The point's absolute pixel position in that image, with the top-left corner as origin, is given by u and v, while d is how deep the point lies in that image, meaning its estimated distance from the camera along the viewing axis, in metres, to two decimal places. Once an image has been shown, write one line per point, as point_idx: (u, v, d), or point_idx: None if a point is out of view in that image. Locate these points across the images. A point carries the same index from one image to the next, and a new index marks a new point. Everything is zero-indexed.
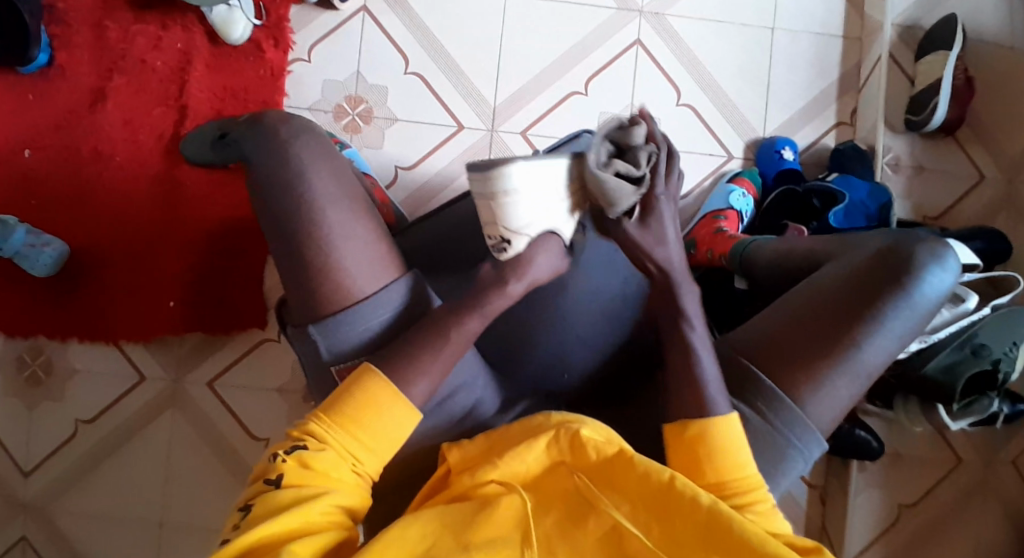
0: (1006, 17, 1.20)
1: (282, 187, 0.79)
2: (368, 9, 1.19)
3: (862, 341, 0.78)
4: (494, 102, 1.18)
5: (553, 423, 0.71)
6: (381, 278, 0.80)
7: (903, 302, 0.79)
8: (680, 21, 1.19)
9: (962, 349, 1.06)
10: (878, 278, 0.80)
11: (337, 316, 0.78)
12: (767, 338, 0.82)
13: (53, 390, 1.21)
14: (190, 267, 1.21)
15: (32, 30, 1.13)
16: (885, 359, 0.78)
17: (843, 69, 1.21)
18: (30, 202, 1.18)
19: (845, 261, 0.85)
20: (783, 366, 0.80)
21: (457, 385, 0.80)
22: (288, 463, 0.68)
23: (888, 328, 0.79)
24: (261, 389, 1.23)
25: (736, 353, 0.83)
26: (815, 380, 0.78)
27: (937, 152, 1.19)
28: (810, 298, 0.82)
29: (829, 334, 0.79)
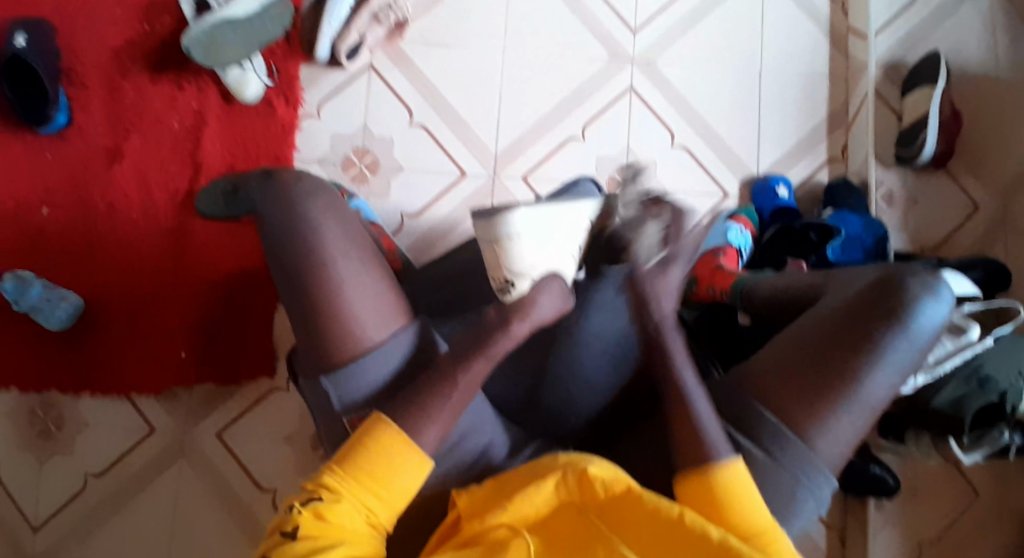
0: (987, 51, 1.24)
1: (288, 226, 0.82)
2: (374, 66, 1.25)
3: (864, 376, 0.80)
4: (495, 148, 1.22)
5: (561, 462, 0.72)
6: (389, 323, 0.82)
7: (901, 335, 0.81)
8: (672, 68, 1.24)
9: (969, 382, 1.05)
10: (875, 312, 0.82)
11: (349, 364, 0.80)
12: (770, 376, 0.83)
13: (64, 444, 1.22)
14: (202, 317, 1.24)
15: (52, 94, 1.20)
16: (888, 393, 0.80)
17: (833, 108, 1.24)
18: (46, 258, 1.22)
19: (837, 295, 0.87)
20: (788, 403, 0.81)
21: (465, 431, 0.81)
22: (303, 515, 0.68)
23: (889, 361, 0.81)
24: (270, 436, 1.24)
25: (738, 390, 0.85)
26: (820, 417, 0.80)
27: (929, 184, 1.22)
28: (809, 335, 0.84)
29: (831, 371, 0.81)
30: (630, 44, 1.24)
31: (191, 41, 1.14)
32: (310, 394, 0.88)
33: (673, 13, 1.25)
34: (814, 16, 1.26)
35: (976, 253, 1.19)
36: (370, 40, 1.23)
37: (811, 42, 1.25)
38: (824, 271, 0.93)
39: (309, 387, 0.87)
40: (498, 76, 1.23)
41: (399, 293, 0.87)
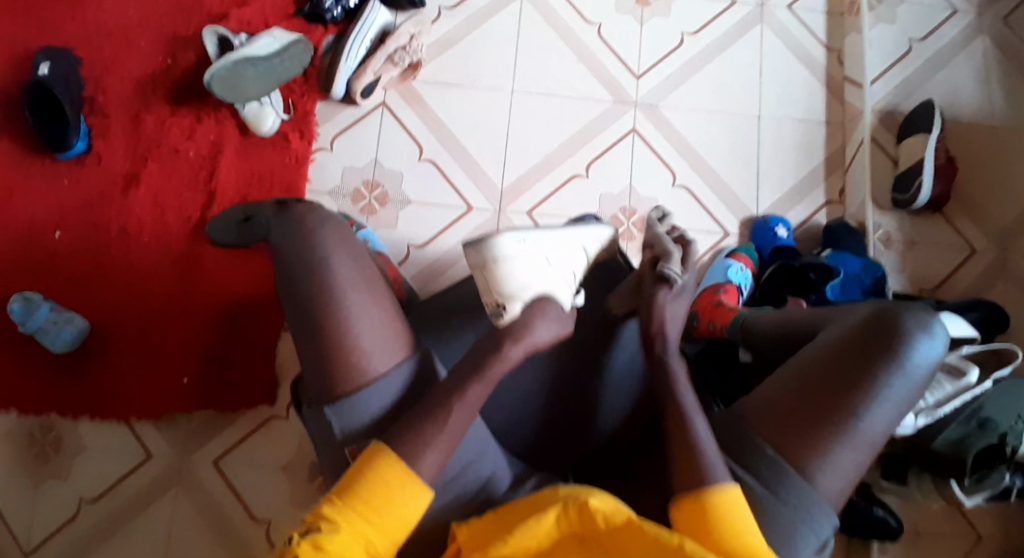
0: (982, 100, 1.28)
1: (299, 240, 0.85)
2: (387, 103, 1.30)
3: (863, 410, 0.80)
4: (501, 184, 1.26)
5: (561, 495, 0.71)
6: (392, 353, 0.86)
7: (897, 371, 0.82)
8: (673, 112, 1.29)
9: (969, 423, 1.06)
10: (872, 346, 0.83)
11: (351, 395, 0.84)
12: (769, 408, 0.84)
13: (60, 468, 1.21)
14: (206, 344, 1.25)
15: (72, 121, 1.24)
16: (887, 428, 0.80)
17: (829, 152, 1.28)
18: (55, 281, 1.24)
19: (833, 331, 0.88)
20: (788, 436, 0.81)
21: (466, 462, 0.82)
22: (302, 546, 0.67)
23: (886, 396, 0.81)
24: (266, 466, 1.22)
25: (739, 423, 0.85)
26: (820, 450, 0.80)
27: (926, 227, 1.24)
28: (807, 368, 0.84)
29: (830, 404, 0.81)
30: (633, 88, 1.30)
31: (213, 76, 1.17)
32: (312, 407, 0.88)
33: (675, 60, 1.31)
34: (810, 65, 1.31)
35: (974, 295, 1.21)
36: (384, 79, 1.28)
37: (807, 89, 1.30)
38: (820, 307, 0.94)
39: (312, 400, 0.88)
40: (506, 115, 1.28)
41: (401, 316, 0.91)
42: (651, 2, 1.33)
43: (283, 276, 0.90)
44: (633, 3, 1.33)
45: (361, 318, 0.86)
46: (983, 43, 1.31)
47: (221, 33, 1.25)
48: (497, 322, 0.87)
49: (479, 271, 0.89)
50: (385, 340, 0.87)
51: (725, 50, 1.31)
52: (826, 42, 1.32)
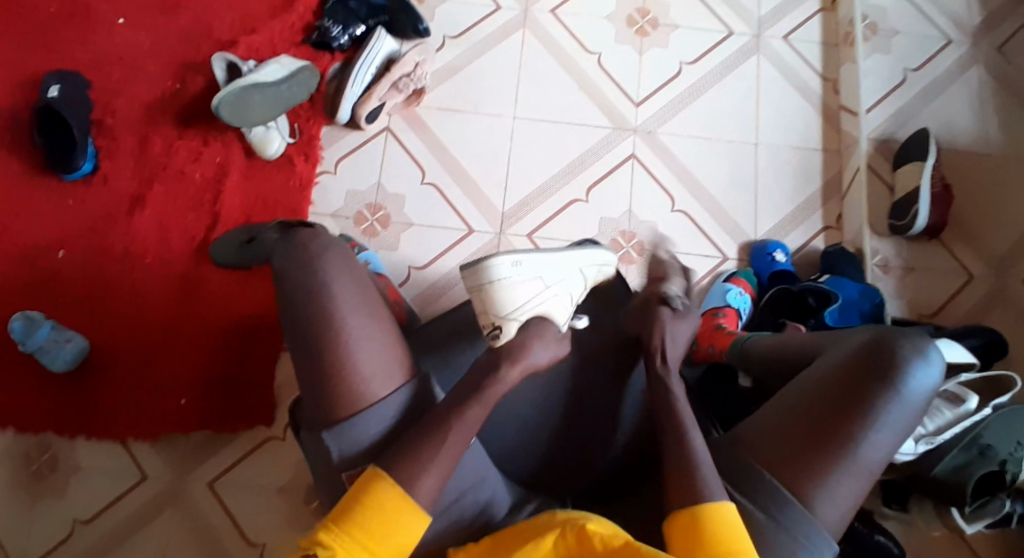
0: (976, 128, 1.30)
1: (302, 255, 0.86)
2: (391, 128, 1.32)
3: (861, 436, 0.81)
4: (502, 208, 1.27)
5: (559, 520, 0.74)
6: (392, 378, 0.87)
7: (895, 397, 0.82)
8: (672, 139, 1.31)
9: (970, 449, 1.05)
10: (868, 372, 0.83)
11: (350, 419, 0.85)
12: (767, 437, 0.84)
13: (56, 487, 1.20)
14: (205, 364, 1.24)
15: (79, 142, 1.26)
16: (886, 454, 0.80)
17: (826, 179, 1.30)
18: (58, 300, 1.25)
19: (830, 357, 0.89)
20: (786, 465, 0.82)
21: (464, 489, 0.84)
22: None
23: (884, 422, 0.81)
24: (262, 488, 1.21)
25: (738, 454, 0.85)
26: (819, 478, 0.80)
27: (924, 253, 1.25)
28: (804, 395, 0.85)
29: (827, 431, 0.81)
30: (633, 115, 1.32)
31: (222, 101, 1.19)
32: (312, 420, 0.88)
33: (674, 88, 1.34)
34: (806, 95, 1.34)
35: (973, 321, 1.21)
36: (388, 105, 1.30)
37: (803, 118, 1.33)
38: (818, 334, 0.95)
39: (311, 413, 0.88)
40: (507, 140, 1.30)
41: (401, 338, 0.92)
42: (650, 32, 1.37)
43: (285, 288, 0.90)
44: (633, 33, 1.36)
45: (364, 341, 0.88)
46: (976, 74, 1.33)
47: (230, 59, 1.28)
48: (493, 342, 0.93)
49: (475, 292, 0.93)
50: (384, 361, 0.88)
51: (722, 79, 1.34)
52: (821, 71, 1.35)
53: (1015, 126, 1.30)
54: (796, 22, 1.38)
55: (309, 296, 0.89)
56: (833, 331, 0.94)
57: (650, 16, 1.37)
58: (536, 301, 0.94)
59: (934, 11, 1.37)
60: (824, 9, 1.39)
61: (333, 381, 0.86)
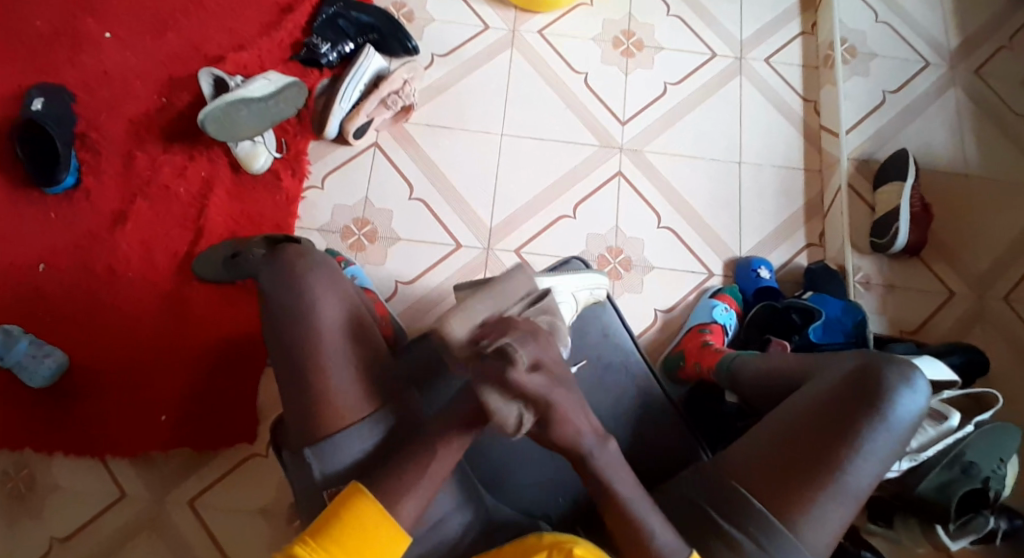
0: (952, 149, 1.34)
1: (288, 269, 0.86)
2: (379, 144, 1.32)
3: (847, 464, 0.81)
4: (490, 223, 1.28)
5: (546, 543, 0.75)
6: (376, 399, 0.88)
7: (880, 425, 0.83)
8: (658, 157, 1.33)
9: (952, 468, 1.05)
10: (854, 400, 0.84)
11: (335, 439, 0.85)
12: (754, 464, 0.84)
13: (31, 507, 1.17)
14: (186, 379, 1.22)
15: (63, 156, 1.24)
16: (872, 482, 0.81)
17: (808, 198, 1.32)
18: (37, 315, 1.22)
19: (816, 383, 0.89)
20: (773, 492, 0.82)
21: (451, 510, 0.85)
22: None
23: (870, 450, 0.82)
24: (244, 509, 1.19)
25: (728, 477, 0.85)
26: (806, 505, 0.80)
27: (905, 271, 1.27)
28: (791, 423, 0.85)
29: (814, 459, 0.82)
30: (619, 134, 1.34)
31: (208, 115, 1.19)
32: (299, 435, 0.87)
33: (659, 108, 1.36)
34: (787, 116, 1.37)
35: (954, 337, 1.23)
36: (377, 121, 1.31)
37: (785, 138, 1.35)
38: (805, 357, 0.95)
39: (300, 427, 0.87)
40: (496, 158, 1.31)
41: (386, 356, 0.92)
42: (636, 54, 1.39)
43: (272, 300, 0.89)
44: (619, 54, 1.39)
45: (349, 360, 0.87)
46: (952, 96, 1.37)
47: (218, 75, 1.28)
48: None
49: (473, 311, 0.96)
50: (370, 385, 0.88)
51: (706, 100, 1.37)
52: (802, 93, 1.39)
53: (992, 147, 1.34)
54: (777, 45, 1.41)
55: (297, 306, 0.88)
56: (818, 354, 0.94)
57: (635, 38, 1.40)
58: None
59: (909, 35, 1.42)
60: (805, 33, 1.43)
61: (322, 392, 0.86)
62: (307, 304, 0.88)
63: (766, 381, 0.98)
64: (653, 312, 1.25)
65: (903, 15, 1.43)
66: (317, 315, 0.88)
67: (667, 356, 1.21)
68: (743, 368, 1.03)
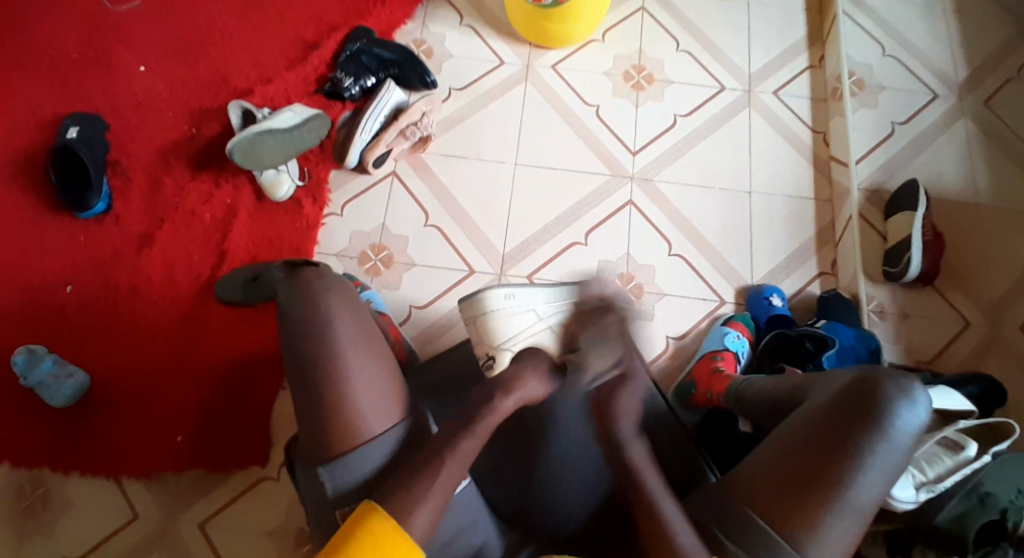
0: (964, 179, 1.34)
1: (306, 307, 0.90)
2: (397, 173, 1.37)
3: (849, 479, 0.81)
4: (503, 249, 1.30)
5: None
6: (383, 418, 0.88)
7: (881, 439, 0.82)
8: (668, 185, 1.35)
9: (969, 498, 1.01)
10: (854, 414, 0.83)
11: (343, 456, 0.86)
12: (757, 481, 0.84)
13: (47, 525, 1.18)
14: (203, 401, 1.24)
15: (94, 183, 1.30)
16: (875, 497, 0.80)
17: (819, 227, 1.33)
18: (62, 334, 1.26)
19: (816, 398, 0.89)
20: (776, 508, 0.82)
21: (458, 528, 0.85)
22: None
23: (872, 464, 0.81)
24: (254, 530, 1.19)
25: (735, 496, 0.85)
26: (810, 522, 0.80)
27: (919, 299, 1.27)
28: (793, 438, 0.85)
29: (816, 474, 0.81)
30: (629, 164, 1.37)
31: (235, 146, 1.24)
32: (307, 450, 0.89)
33: (669, 138, 1.39)
34: (796, 147, 1.39)
35: (972, 367, 1.21)
36: (395, 150, 1.35)
37: (795, 168, 1.37)
38: (808, 375, 0.95)
39: (308, 442, 0.88)
40: (509, 187, 1.35)
41: (397, 371, 0.94)
42: (646, 87, 1.43)
43: (287, 315, 0.92)
44: (629, 87, 1.43)
45: (358, 379, 0.89)
46: (962, 127, 1.38)
47: (245, 107, 1.33)
48: (486, 369, 1.01)
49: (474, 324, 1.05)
50: (376, 403, 0.89)
51: (716, 131, 1.40)
52: (811, 125, 1.41)
53: (1004, 177, 1.34)
54: (785, 79, 1.44)
55: (309, 319, 0.91)
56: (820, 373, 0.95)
57: (646, 72, 1.44)
58: (530, 330, 1.02)
59: (918, 68, 1.44)
60: (813, 66, 1.46)
61: (330, 404, 0.87)
62: (319, 324, 0.91)
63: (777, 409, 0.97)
64: (664, 339, 1.26)
65: (911, 49, 1.46)
66: (328, 331, 0.90)
67: (679, 383, 1.21)
68: (752, 395, 1.02)
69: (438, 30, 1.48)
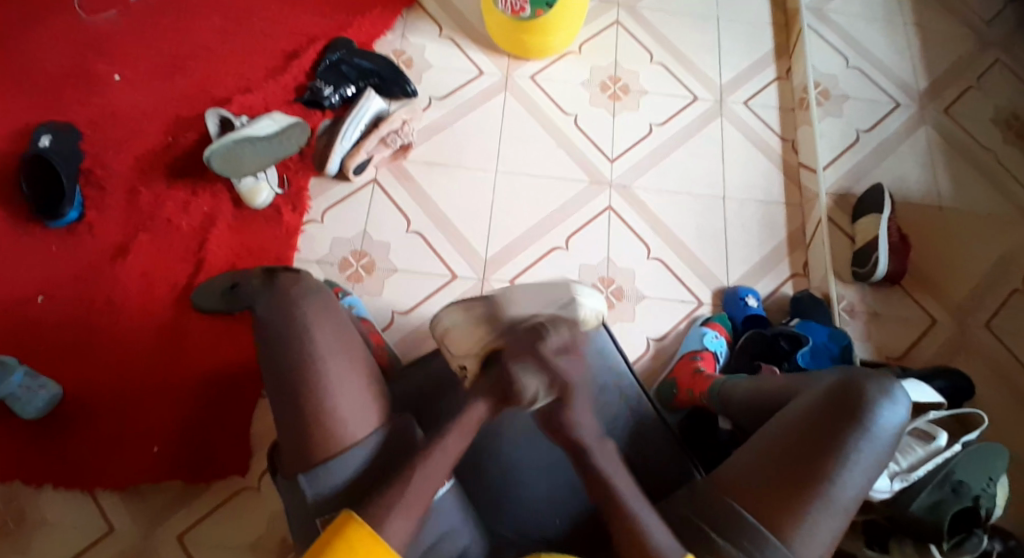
0: (926, 185, 1.40)
1: (288, 318, 0.88)
2: (378, 180, 1.37)
3: (836, 476, 0.82)
4: (485, 254, 1.32)
5: None
6: (366, 422, 0.87)
7: (865, 438, 0.84)
8: (645, 192, 1.39)
9: (943, 487, 1.01)
10: (839, 414, 0.86)
11: (326, 463, 0.84)
12: (746, 481, 0.85)
13: (16, 543, 1.14)
14: (178, 412, 1.21)
15: (68, 191, 1.27)
16: (859, 493, 0.82)
17: (791, 231, 1.38)
18: (32, 345, 1.23)
19: (802, 400, 0.91)
20: (765, 507, 0.83)
21: (444, 532, 0.85)
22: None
23: (856, 461, 0.83)
24: (232, 544, 1.16)
25: (722, 492, 0.86)
26: (798, 519, 0.81)
27: (887, 299, 1.32)
28: (779, 439, 0.87)
29: (803, 472, 0.83)
30: (608, 170, 1.40)
31: (213, 152, 1.23)
32: (290, 455, 0.87)
33: (645, 146, 1.42)
34: (767, 154, 1.44)
35: (939, 362, 1.26)
36: (376, 158, 1.36)
37: (766, 175, 1.42)
38: (789, 377, 0.97)
39: (291, 447, 0.86)
40: (490, 193, 1.36)
41: (378, 378, 0.91)
42: (622, 97, 1.47)
43: (266, 326, 0.89)
44: (606, 97, 1.47)
45: (340, 386, 0.86)
46: (922, 136, 1.45)
47: (223, 115, 1.33)
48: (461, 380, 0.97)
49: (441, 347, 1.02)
50: (359, 407, 0.87)
51: (691, 139, 1.44)
52: (781, 133, 1.46)
53: (963, 183, 1.41)
54: (754, 90, 1.50)
55: (289, 330, 0.88)
56: (802, 374, 0.96)
57: (621, 83, 1.48)
58: None
59: (880, 80, 1.51)
60: (780, 78, 1.52)
61: (316, 403, 0.85)
62: (301, 330, 0.88)
63: (755, 407, 1.00)
64: (645, 340, 1.28)
65: (873, 60, 1.53)
66: (309, 342, 0.87)
67: (660, 383, 1.23)
68: (733, 392, 1.04)
69: (418, 41, 1.50)
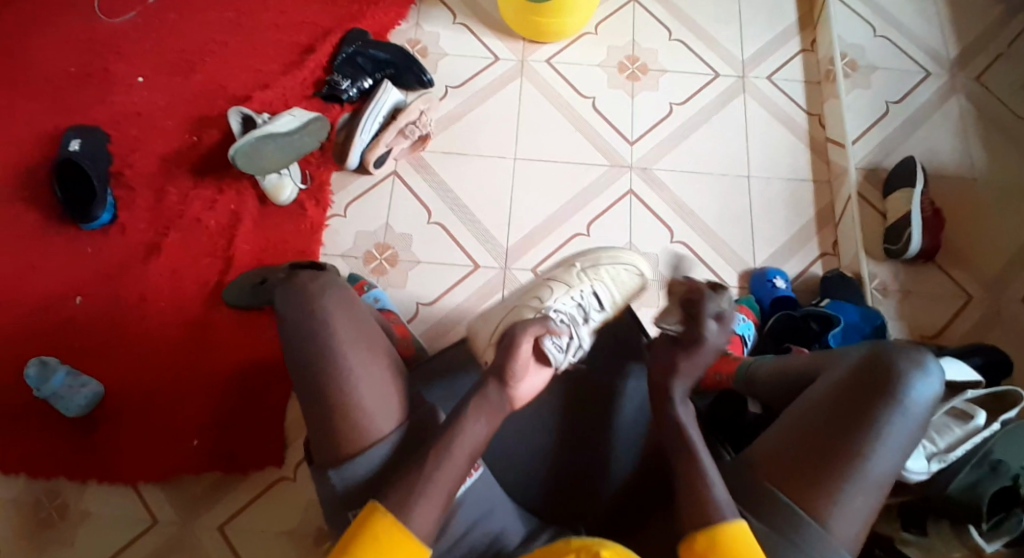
0: (960, 156, 1.35)
1: (308, 314, 0.89)
2: (398, 172, 1.38)
3: (869, 451, 0.81)
4: (506, 243, 1.32)
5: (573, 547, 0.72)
6: (390, 418, 0.88)
7: (897, 411, 0.83)
8: (667, 173, 1.37)
9: (980, 466, 0.97)
10: (869, 388, 0.84)
11: (354, 458, 0.85)
12: (776, 457, 0.84)
13: (64, 535, 1.19)
14: (214, 405, 1.25)
15: (99, 194, 1.31)
16: (894, 468, 0.81)
17: (818, 208, 1.35)
18: (72, 344, 1.27)
19: (829, 374, 0.89)
20: (796, 484, 0.82)
21: (471, 523, 0.86)
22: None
23: (890, 435, 0.82)
24: (272, 531, 1.20)
25: (749, 471, 0.85)
26: (831, 495, 0.80)
27: (920, 275, 1.28)
28: (807, 412, 0.85)
29: (834, 447, 0.81)
30: (627, 153, 1.38)
31: (237, 151, 1.24)
32: (317, 450, 0.88)
33: (665, 127, 1.40)
34: (792, 130, 1.40)
35: (976, 339, 1.22)
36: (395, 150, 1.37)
37: (792, 151, 1.39)
38: (815, 355, 0.95)
39: (317, 444, 0.88)
40: (510, 180, 1.36)
41: (400, 371, 0.93)
42: (640, 77, 1.44)
43: (285, 323, 0.90)
44: (624, 78, 1.44)
45: (364, 380, 0.87)
46: (955, 104, 1.40)
47: (245, 113, 1.34)
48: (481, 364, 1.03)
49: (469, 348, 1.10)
50: (384, 402, 0.88)
51: (711, 118, 1.41)
52: (806, 107, 1.42)
53: (999, 153, 1.36)
54: (778, 63, 1.46)
55: (310, 325, 0.88)
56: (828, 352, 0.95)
57: (640, 62, 1.46)
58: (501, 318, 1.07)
59: (910, 47, 1.45)
60: (805, 50, 1.47)
61: (339, 399, 0.86)
62: (322, 327, 0.88)
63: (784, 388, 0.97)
64: None
65: (902, 28, 1.47)
66: (332, 337, 0.88)
67: None
68: (759, 376, 1.02)
69: (432, 29, 1.49)
